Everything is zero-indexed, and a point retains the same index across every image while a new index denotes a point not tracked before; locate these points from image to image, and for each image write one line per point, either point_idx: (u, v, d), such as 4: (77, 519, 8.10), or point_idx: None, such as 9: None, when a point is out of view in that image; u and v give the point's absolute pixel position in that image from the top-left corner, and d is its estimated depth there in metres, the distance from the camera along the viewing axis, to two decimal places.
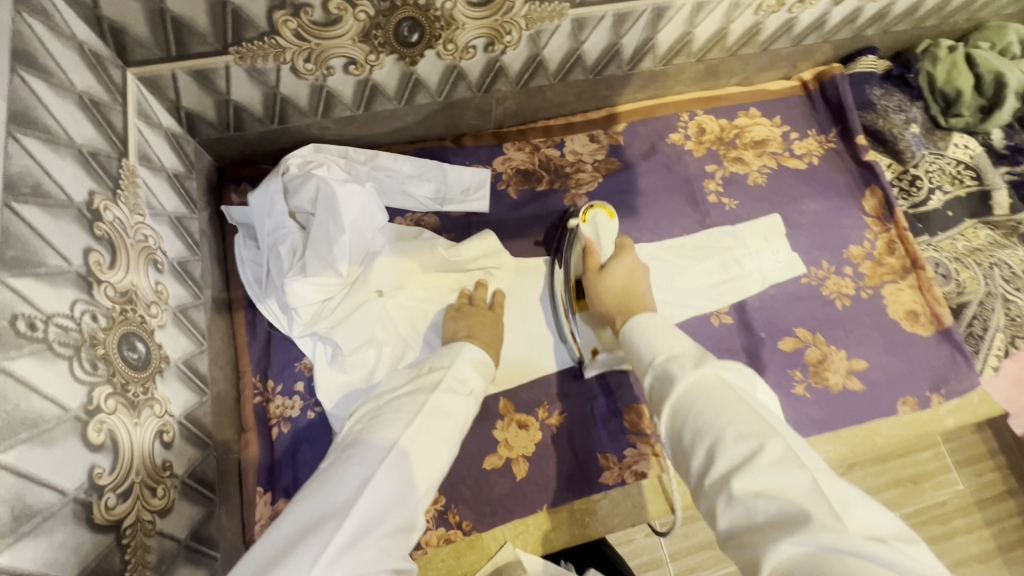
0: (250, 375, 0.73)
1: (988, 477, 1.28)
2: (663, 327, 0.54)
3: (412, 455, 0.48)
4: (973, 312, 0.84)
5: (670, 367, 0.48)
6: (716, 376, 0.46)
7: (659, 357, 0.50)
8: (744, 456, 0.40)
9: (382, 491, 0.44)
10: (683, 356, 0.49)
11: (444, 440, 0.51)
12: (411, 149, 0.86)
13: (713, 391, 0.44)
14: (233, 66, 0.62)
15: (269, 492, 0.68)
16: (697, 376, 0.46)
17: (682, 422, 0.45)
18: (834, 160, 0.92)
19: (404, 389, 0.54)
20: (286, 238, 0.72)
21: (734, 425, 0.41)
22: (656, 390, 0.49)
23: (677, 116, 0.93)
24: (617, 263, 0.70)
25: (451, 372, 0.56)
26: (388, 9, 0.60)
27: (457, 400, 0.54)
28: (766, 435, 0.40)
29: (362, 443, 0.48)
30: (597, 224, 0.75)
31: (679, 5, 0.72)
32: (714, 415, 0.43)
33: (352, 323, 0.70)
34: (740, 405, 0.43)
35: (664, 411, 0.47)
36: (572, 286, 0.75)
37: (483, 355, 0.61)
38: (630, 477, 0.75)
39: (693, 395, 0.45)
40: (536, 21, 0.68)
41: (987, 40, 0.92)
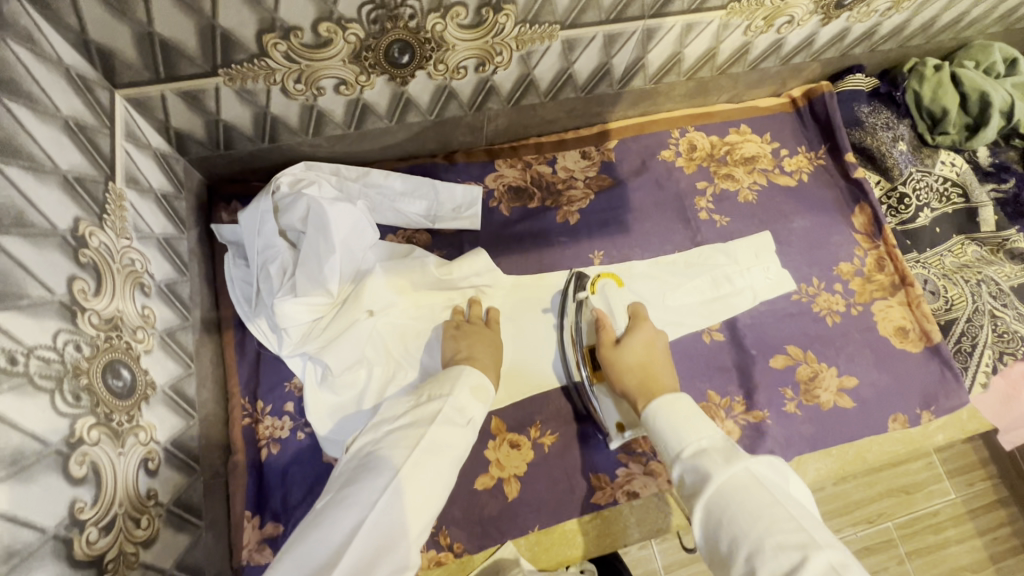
0: (239, 396, 0.72)
1: (979, 486, 1.29)
2: (688, 411, 0.56)
3: (407, 493, 0.50)
4: (961, 328, 0.85)
5: (700, 463, 0.51)
6: (748, 473, 0.48)
7: (686, 453, 0.53)
8: (786, 568, 0.42)
9: (376, 530, 0.47)
10: (713, 451, 0.52)
11: (440, 475, 0.53)
12: (402, 166, 0.86)
13: (746, 491, 0.47)
14: (222, 87, 0.62)
15: (257, 515, 0.67)
16: (730, 474, 0.49)
17: (719, 527, 0.47)
18: (823, 177, 0.93)
19: (400, 422, 0.56)
20: (275, 258, 0.72)
21: (775, 535, 0.44)
22: (689, 484, 0.51)
23: (668, 133, 0.93)
24: (633, 336, 0.71)
25: (449, 404, 0.58)
26: (378, 32, 0.60)
27: (453, 432, 0.56)
28: (806, 547, 0.42)
29: (358, 480, 0.50)
30: (608, 297, 0.78)
31: (669, 26, 0.72)
32: (752, 519, 0.45)
33: (342, 344, 0.69)
34: (777, 512, 0.45)
35: (697, 507, 0.49)
36: (588, 358, 0.74)
37: (484, 381, 0.63)
38: (622, 497, 0.75)
39: (726, 495, 0.47)
40: (527, 43, 0.68)
41: (972, 59, 0.93)
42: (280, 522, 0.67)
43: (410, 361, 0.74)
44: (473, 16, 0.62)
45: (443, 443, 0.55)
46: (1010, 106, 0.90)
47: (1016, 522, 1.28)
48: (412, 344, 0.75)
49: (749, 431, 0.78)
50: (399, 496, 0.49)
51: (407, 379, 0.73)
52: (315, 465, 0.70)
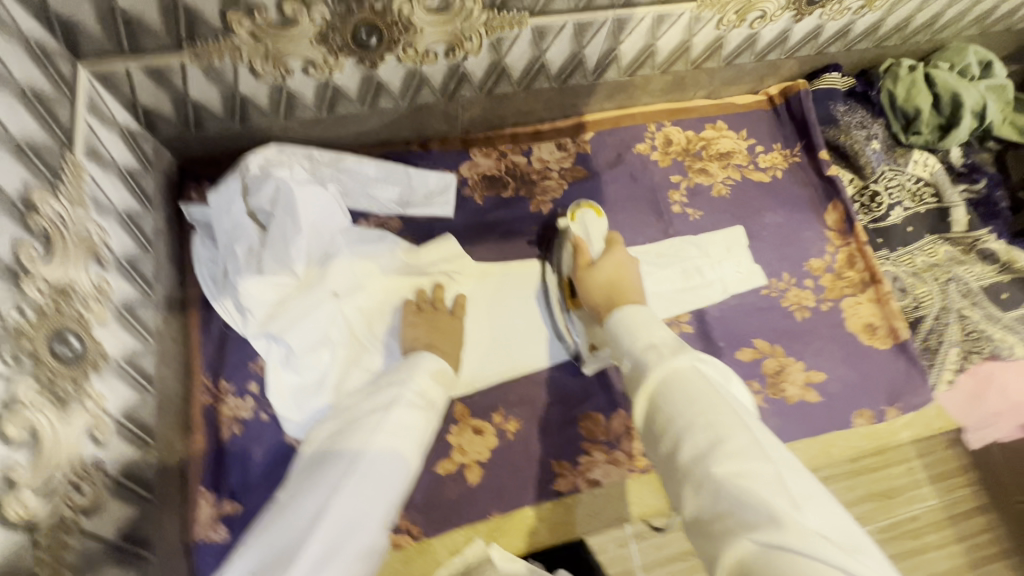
0: (202, 374, 0.72)
1: (960, 492, 1.29)
2: (646, 319, 0.53)
3: (373, 476, 0.49)
4: (929, 326, 0.86)
5: (645, 357, 0.49)
6: (691, 368, 0.47)
7: (636, 347, 0.50)
8: (712, 444, 0.42)
9: (344, 515, 0.45)
10: (662, 346, 0.49)
11: (406, 457, 0.52)
12: (377, 152, 0.86)
13: (686, 382, 0.46)
14: (189, 65, 0.62)
15: (214, 493, 0.67)
16: (672, 368, 0.47)
17: (657, 413, 0.46)
18: (797, 174, 0.94)
19: (363, 407, 0.55)
20: (242, 238, 0.72)
21: (707, 416, 0.43)
22: (631, 373, 0.50)
23: (645, 127, 0.94)
24: (608, 259, 0.69)
25: (411, 388, 0.57)
26: (344, 13, 0.61)
27: (418, 413, 0.56)
28: (733, 428, 0.43)
29: (322, 471, 0.49)
30: (586, 224, 0.77)
31: (640, 17, 0.73)
32: (686, 406, 0.44)
33: (305, 323, 0.70)
34: (709, 395, 0.44)
35: (640, 396, 0.48)
36: (565, 286, 0.77)
37: (444, 366, 0.63)
38: (583, 485, 0.75)
39: (667, 388, 0.46)
40: (495, 30, 0.68)
41: (948, 60, 0.94)
42: (238, 501, 0.67)
43: (376, 345, 0.75)
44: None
45: (407, 426, 0.54)
46: (982, 107, 0.91)
47: (994, 529, 1.28)
48: (378, 329, 0.76)
49: None
50: (366, 480, 0.48)
51: (372, 363, 0.73)
52: (277, 444, 0.70)
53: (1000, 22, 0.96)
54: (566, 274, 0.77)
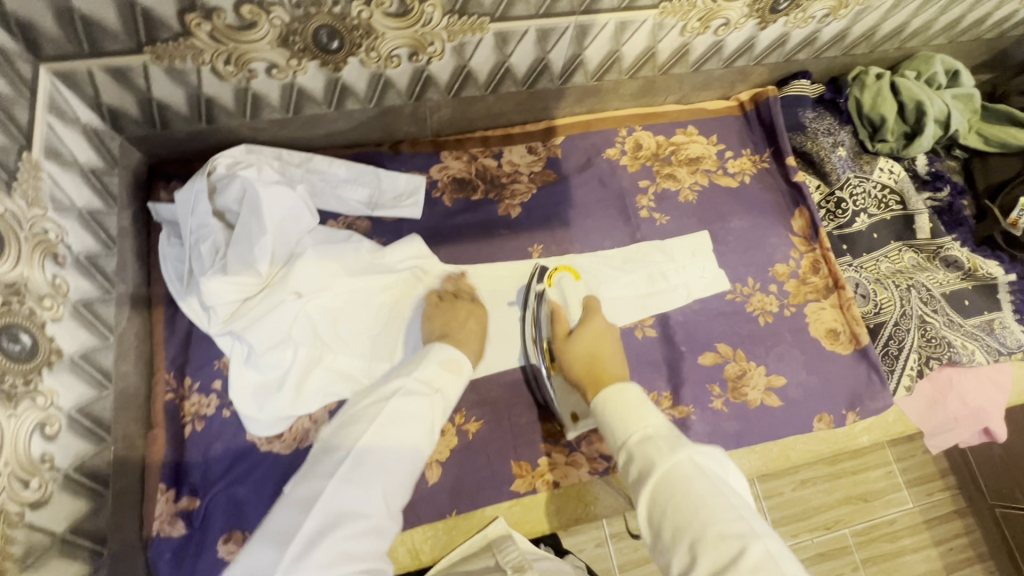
0: (165, 371, 0.73)
1: (937, 496, 1.30)
2: (634, 398, 0.56)
3: (371, 459, 0.54)
4: (888, 332, 0.86)
5: (645, 450, 0.51)
6: (689, 463, 0.49)
7: (632, 439, 0.53)
8: (726, 559, 0.43)
9: (346, 493, 0.51)
10: (657, 437, 0.52)
11: (403, 441, 0.57)
12: (347, 153, 0.87)
13: (690, 482, 0.47)
14: (150, 66, 0.63)
15: (173, 489, 0.69)
16: (673, 463, 0.49)
17: (662, 517, 0.47)
18: (765, 180, 0.95)
19: (366, 401, 0.60)
20: (207, 237, 0.73)
21: (717, 526, 0.45)
22: (633, 472, 0.51)
23: (615, 131, 0.94)
24: (589, 329, 0.73)
25: (413, 375, 0.63)
26: (303, 17, 0.62)
27: (420, 399, 0.61)
28: (746, 538, 0.44)
29: (327, 455, 0.55)
30: (563, 289, 0.80)
31: (602, 23, 0.74)
32: (693, 510, 0.46)
33: (266, 322, 0.71)
34: (716, 502, 0.46)
35: (643, 495, 0.49)
36: (545, 353, 0.76)
37: (455, 355, 0.68)
38: (542, 485, 0.76)
39: (668, 487, 0.48)
40: (457, 34, 0.69)
41: (914, 69, 0.95)
42: (197, 497, 0.68)
43: (340, 344, 0.77)
44: (399, 5, 0.63)
45: (406, 413, 0.59)
46: (947, 116, 0.92)
47: (971, 533, 1.29)
48: (343, 328, 0.78)
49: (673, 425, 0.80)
50: (365, 463, 0.54)
51: (335, 361, 0.76)
52: (237, 441, 0.71)
53: (968, 31, 0.97)
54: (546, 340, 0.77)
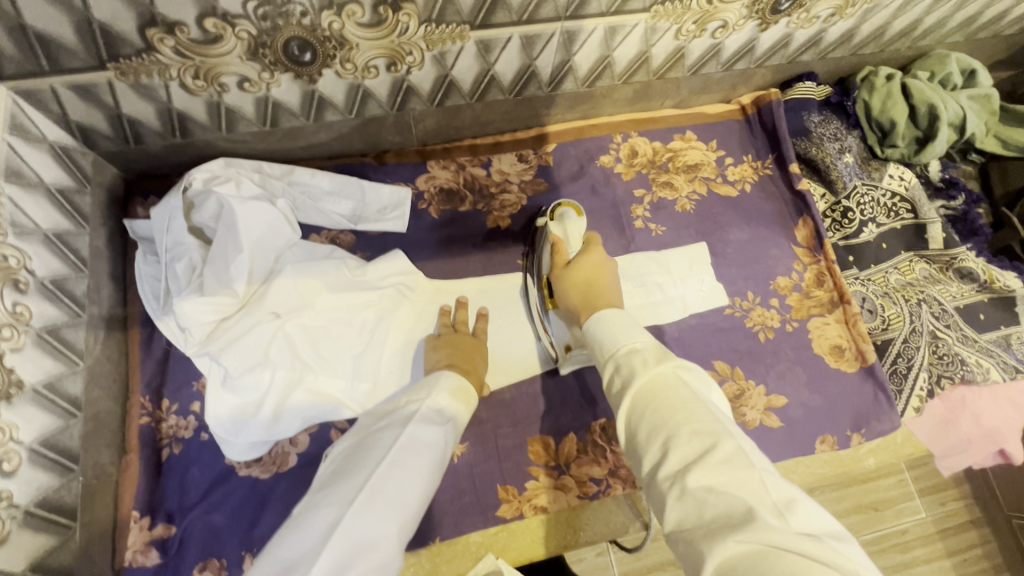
0: (140, 394, 0.72)
1: (951, 506, 1.25)
2: (625, 322, 0.56)
3: (385, 491, 0.48)
4: (897, 350, 0.82)
5: (630, 362, 0.51)
6: (673, 373, 0.48)
7: (619, 351, 0.52)
8: (698, 452, 0.42)
9: (355, 530, 0.45)
10: (646, 352, 0.51)
11: (420, 473, 0.52)
12: (330, 164, 0.85)
13: (668, 388, 0.46)
14: (116, 82, 0.61)
15: (146, 517, 0.67)
16: (658, 373, 0.48)
17: (639, 419, 0.46)
18: (767, 188, 0.90)
19: (379, 426, 0.56)
20: (183, 256, 0.71)
21: (692, 422, 0.43)
22: (617, 384, 0.51)
23: (610, 138, 0.91)
24: (587, 260, 0.72)
25: (427, 403, 0.58)
26: (271, 29, 0.59)
27: (433, 430, 0.56)
28: (720, 435, 0.42)
29: (338, 484, 0.49)
30: (566, 226, 0.80)
31: (590, 29, 0.70)
32: (669, 409, 0.45)
33: (241, 345, 0.67)
34: (694, 404, 0.45)
35: (623, 401, 0.48)
36: (544, 286, 0.77)
37: (463, 382, 0.63)
38: (529, 511, 0.73)
39: (650, 393, 0.47)
40: (437, 43, 0.66)
41: (928, 69, 0.90)
42: (173, 523, 0.67)
43: (320, 365, 0.74)
44: (372, 14, 0.59)
45: (423, 443, 0.54)
46: (962, 118, 0.87)
47: (988, 544, 1.24)
48: (324, 348, 0.74)
49: None
50: (378, 496, 0.48)
51: (315, 383, 0.73)
52: (217, 465, 0.70)
53: (987, 27, 0.91)
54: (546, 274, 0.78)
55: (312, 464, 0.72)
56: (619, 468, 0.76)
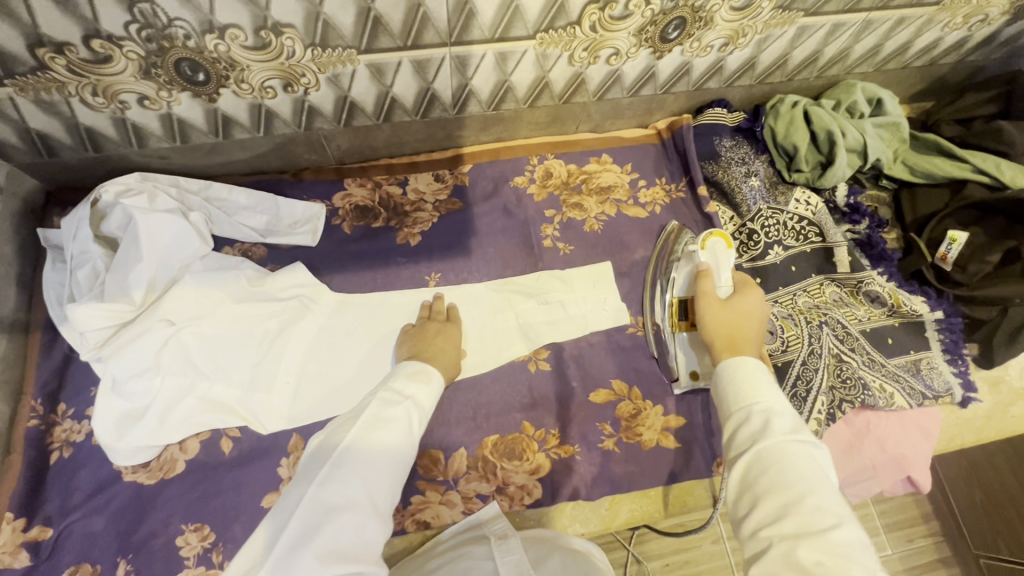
0: (32, 397, 0.73)
1: (921, 544, 1.15)
2: (758, 376, 0.56)
3: (349, 462, 0.51)
4: (796, 372, 0.81)
5: (760, 418, 0.53)
6: (799, 446, 0.50)
7: (755, 404, 0.54)
8: (815, 530, 0.44)
9: (321, 500, 0.48)
10: (779, 414, 0.53)
11: (382, 443, 0.54)
12: (247, 181, 0.88)
13: (794, 458, 0.49)
14: (17, 98, 0.65)
15: (22, 519, 0.68)
16: (785, 441, 0.50)
17: (760, 476, 0.49)
18: (677, 209, 0.91)
19: (346, 413, 0.58)
20: (86, 263, 0.73)
21: (815, 498, 0.46)
22: (744, 434, 0.53)
23: (526, 159, 0.93)
24: (743, 302, 0.67)
25: (382, 387, 0.60)
26: (158, 51, 0.63)
27: (394, 408, 0.58)
28: (843, 521, 0.45)
29: (309, 465, 0.52)
30: (716, 256, 0.74)
31: (480, 54, 0.73)
32: (796, 477, 0.47)
33: (131, 349, 0.70)
34: (820, 484, 0.47)
35: (745, 452, 0.51)
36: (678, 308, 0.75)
37: (423, 366, 0.65)
38: (410, 526, 0.73)
39: (777, 454, 0.49)
40: (328, 66, 0.69)
41: (834, 98, 0.93)
42: (50, 526, 0.68)
43: (214, 372, 0.75)
44: (255, 38, 0.63)
45: (383, 419, 0.56)
46: (863, 145, 0.89)
47: None
48: (220, 356, 0.76)
49: (558, 466, 0.76)
50: (341, 467, 0.50)
51: (209, 391, 0.75)
52: (103, 470, 0.71)
53: (892, 59, 0.93)
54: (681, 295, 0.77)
55: (197, 471, 0.73)
56: (507, 484, 0.75)
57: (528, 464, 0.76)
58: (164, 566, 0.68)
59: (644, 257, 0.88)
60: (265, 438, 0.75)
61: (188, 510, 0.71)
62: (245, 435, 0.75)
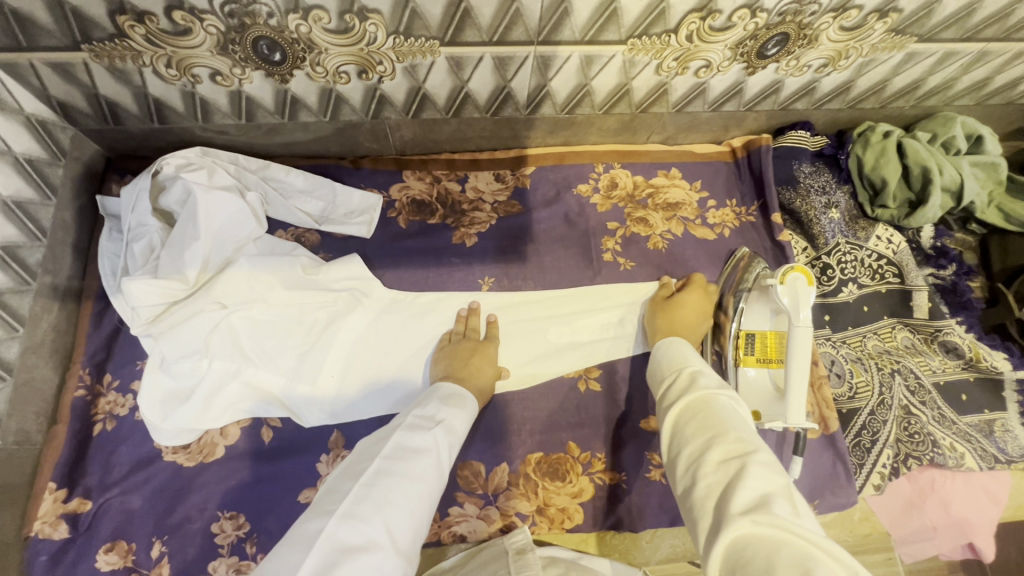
0: (80, 366, 0.73)
1: None
2: (688, 350, 0.63)
3: (370, 496, 0.49)
4: (862, 421, 0.76)
5: (694, 380, 0.56)
6: (726, 398, 0.51)
7: (686, 370, 0.59)
8: (736, 454, 0.44)
9: (339, 535, 0.46)
10: (707, 376, 0.56)
11: (409, 476, 0.53)
12: (306, 164, 0.86)
13: (716, 406, 0.50)
14: (92, 64, 0.64)
15: (62, 489, 0.68)
16: (714, 394, 0.52)
17: (690, 424, 0.50)
18: (747, 234, 0.86)
19: (371, 439, 0.57)
20: (143, 236, 0.71)
21: (739, 432, 0.46)
22: (676, 396, 0.56)
23: (591, 167, 0.89)
24: (682, 303, 0.76)
25: (410, 413, 0.60)
26: (239, 27, 0.60)
27: (421, 436, 0.57)
28: (759, 446, 0.44)
29: (331, 493, 0.51)
30: (797, 293, 0.68)
31: (565, 55, 0.69)
32: (723, 419, 0.48)
33: (181, 330, 0.68)
34: (740, 423, 0.48)
35: (677, 410, 0.53)
36: (740, 341, 0.74)
37: (457, 391, 0.66)
38: (447, 537, 0.71)
39: (703, 406, 0.51)
40: (407, 55, 0.66)
41: (930, 130, 0.87)
42: (89, 499, 0.68)
43: (261, 358, 0.73)
44: (338, 21, 0.61)
45: (410, 448, 0.55)
46: (959, 185, 0.83)
47: None
48: (267, 342, 0.74)
49: (602, 492, 0.74)
50: (362, 502, 0.49)
51: (254, 377, 0.73)
52: (144, 448, 0.70)
53: (999, 93, 0.87)
54: (745, 328, 0.75)
55: (238, 459, 0.71)
56: (548, 506, 0.72)
57: (571, 486, 0.73)
58: (198, 553, 0.67)
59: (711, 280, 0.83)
60: (306, 431, 0.73)
61: (225, 497, 0.69)
62: (286, 426, 0.74)
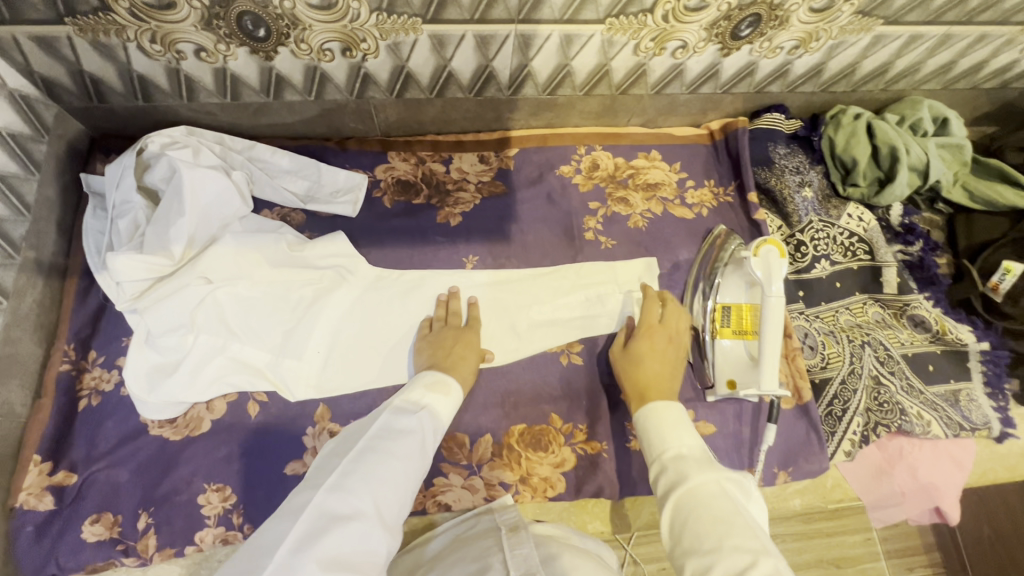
0: (65, 341, 0.74)
1: None
2: (671, 418, 0.60)
3: (357, 471, 0.51)
4: (834, 390, 0.79)
5: (678, 465, 0.56)
6: (715, 485, 0.52)
7: (666, 454, 0.58)
8: (738, 568, 0.45)
9: (327, 506, 0.48)
10: (691, 457, 0.56)
11: (395, 454, 0.54)
12: (291, 144, 0.86)
13: (709, 503, 0.51)
14: (76, 38, 0.64)
15: (47, 462, 0.68)
16: (701, 482, 0.53)
17: (683, 526, 0.51)
18: (724, 213, 0.89)
19: (359, 423, 0.59)
20: (128, 213, 0.72)
21: (734, 541, 0.47)
22: (663, 485, 0.56)
23: (573, 148, 0.91)
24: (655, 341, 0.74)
25: (397, 398, 0.62)
26: (223, 1, 0.61)
27: (407, 418, 0.59)
28: (759, 552, 0.46)
29: (320, 471, 0.52)
30: (769, 264, 0.70)
31: (545, 35, 0.71)
32: (717, 522, 0.49)
33: (167, 303, 0.70)
34: (734, 519, 0.49)
35: (668, 505, 0.53)
36: (716, 315, 0.77)
37: (442, 377, 0.67)
38: (432, 506, 0.73)
39: (695, 498, 0.52)
40: (390, 32, 0.68)
41: (898, 113, 0.90)
42: (75, 472, 0.68)
43: (247, 334, 0.74)
44: None
45: (396, 429, 0.57)
46: (925, 164, 0.87)
47: None
48: (253, 317, 0.75)
49: (584, 462, 0.75)
50: (350, 476, 0.51)
51: (240, 352, 0.74)
52: (129, 422, 0.71)
53: (964, 77, 0.90)
54: (722, 300, 0.78)
55: (224, 432, 0.72)
56: (531, 476, 0.74)
57: (554, 456, 0.75)
58: (184, 523, 0.68)
59: (689, 257, 0.86)
60: (292, 405, 0.74)
61: (211, 470, 0.70)
62: (272, 400, 0.74)
